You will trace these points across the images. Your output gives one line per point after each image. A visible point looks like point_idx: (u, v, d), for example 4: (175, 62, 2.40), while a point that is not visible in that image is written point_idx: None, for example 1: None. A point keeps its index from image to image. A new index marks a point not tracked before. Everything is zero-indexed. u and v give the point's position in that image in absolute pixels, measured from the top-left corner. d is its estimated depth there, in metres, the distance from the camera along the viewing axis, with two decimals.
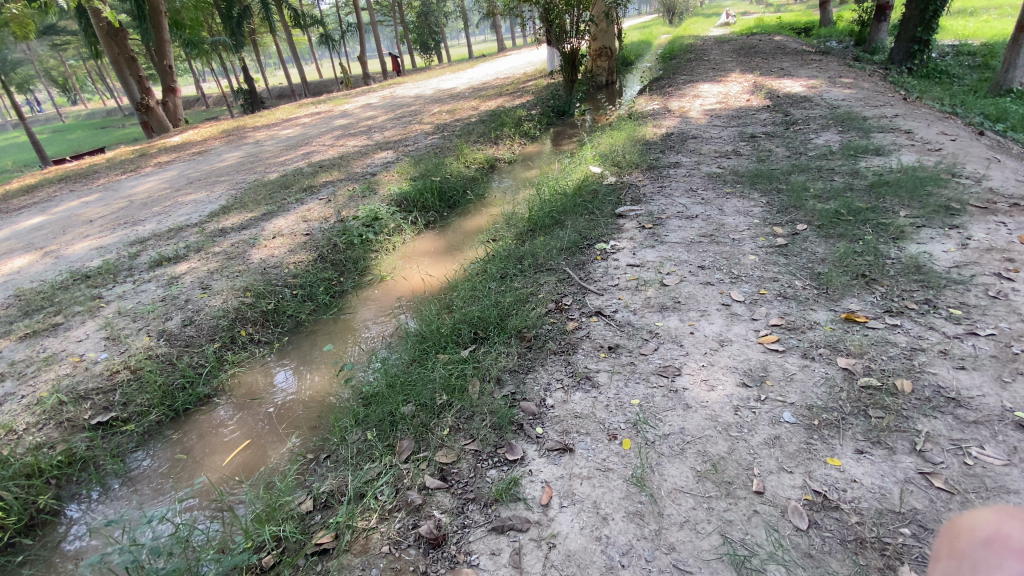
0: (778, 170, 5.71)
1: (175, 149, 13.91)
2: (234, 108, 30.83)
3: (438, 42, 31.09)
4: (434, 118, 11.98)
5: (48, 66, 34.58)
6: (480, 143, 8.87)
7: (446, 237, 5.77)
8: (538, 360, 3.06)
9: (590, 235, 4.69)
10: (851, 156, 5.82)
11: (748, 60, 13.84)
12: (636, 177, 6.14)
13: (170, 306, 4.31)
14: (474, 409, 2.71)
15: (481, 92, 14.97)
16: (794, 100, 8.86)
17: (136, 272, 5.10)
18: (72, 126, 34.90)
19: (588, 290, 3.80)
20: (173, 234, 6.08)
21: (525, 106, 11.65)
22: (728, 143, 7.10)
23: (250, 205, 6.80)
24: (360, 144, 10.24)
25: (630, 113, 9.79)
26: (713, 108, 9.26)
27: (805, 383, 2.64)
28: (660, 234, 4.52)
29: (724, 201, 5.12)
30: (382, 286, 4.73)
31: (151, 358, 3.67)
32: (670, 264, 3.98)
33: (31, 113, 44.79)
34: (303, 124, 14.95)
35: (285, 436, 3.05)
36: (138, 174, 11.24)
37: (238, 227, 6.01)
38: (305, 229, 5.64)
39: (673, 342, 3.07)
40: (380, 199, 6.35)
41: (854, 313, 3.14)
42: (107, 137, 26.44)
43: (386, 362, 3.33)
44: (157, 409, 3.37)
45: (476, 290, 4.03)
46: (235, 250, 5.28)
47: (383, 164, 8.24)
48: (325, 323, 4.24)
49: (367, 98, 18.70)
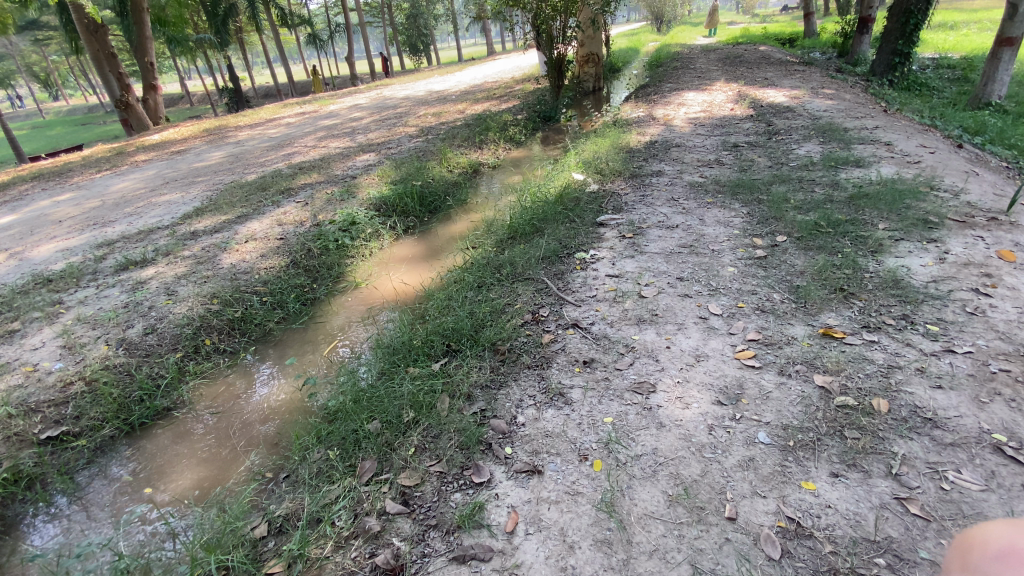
0: (759, 181, 5.70)
1: (153, 148, 13.62)
2: (219, 107, 30.43)
3: (428, 45, 31.00)
4: (418, 121, 11.86)
5: (28, 60, 33.98)
6: (464, 147, 8.78)
7: (426, 242, 5.66)
8: (511, 375, 2.96)
9: (570, 244, 4.61)
10: (831, 168, 5.84)
11: (734, 69, 13.95)
12: (618, 185, 6.10)
13: (133, 313, 4.13)
14: (441, 427, 2.60)
15: (467, 95, 14.89)
16: (777, 110, 8.93)
17: (100, 277, 4.91)
18: (51, 122, 34.13)
19: (565, 300, 3.72)
20: (143, 237, 5.90)
21: (511, 111, 11.59)
22: (711, 152, 7.10)
23: (226, 207, 6.63)
24: (343, 146, 10.08)
25: (615, 119, 9.79)
26: (697, 117, 9.28)
27: (781, 402, 2.58)
28: (640, 244, 4.46)
29: (704, 210, 5.09)
30: (357, 293, 4.61)
31: (108, 369, 3.50)
32: (649, 275, 3.92)
33: (9, 109, 43.84)
34: (286, 124, 14.75)
35: (245, 452, 2.92)
36: (113, 173, 10.98)
37: (210, 230, 5.83)
38: (279, 234, 5.49)
39: (649, 357, 3.00)
40: (358, 202, 6.22)
41: (831, 329, 3.10)
42: (87, 134, 25.96)
43: (354, 375, 3.22)
44: (110, 423, 3.20)
45: (452, 299, 3.93)
46: (206, 254, 5.12)
47: (364, 166, 8.11)
48: (295, 332, 4.11)
49: (354, 99, 18.51)
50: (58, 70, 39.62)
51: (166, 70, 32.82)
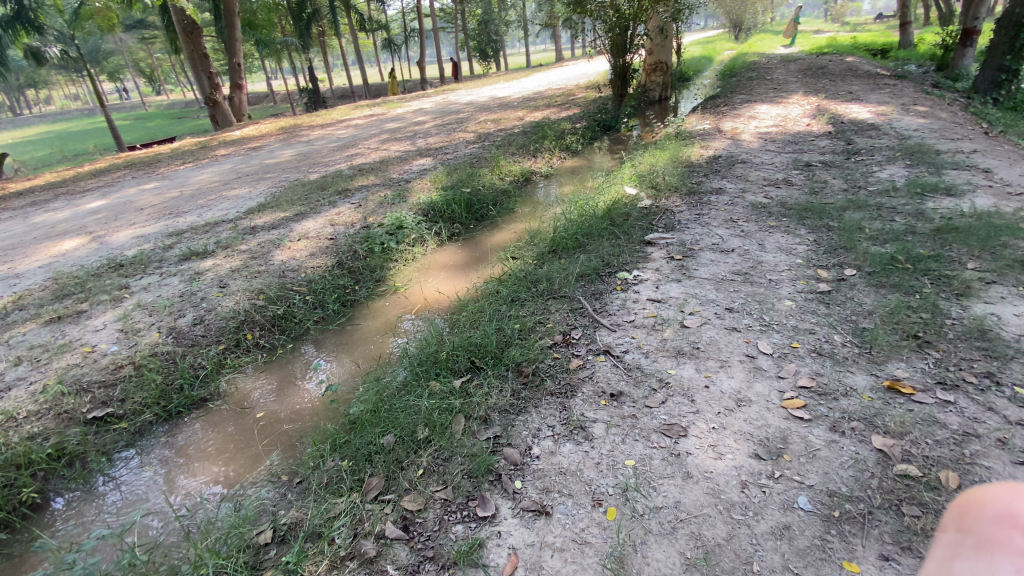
0: (831, 205, 5.24)
1: (233, 143, 14.55)
2: (297, 107, 32.26)
3: (497, 51, 31.37)
4: (478, 127, 11.97)
5: (141, 59, 37.53)
6: (518, 155, 8.73)
7: (468, 250, 5.64)
8: (532, 401, 2.83)
9: (612, 263, 4.42)
10: (917, 195, 5.27)
11: (815, 81, 13.08)
12: (673, 202, 5.80)
13: (186, 303, 4.35)
14: (453, 451, 2.51)
15: (529, 102, 14.85)
16: (859, 127, 8.24)
17: (165, 265, 5.23)
18: (152, 115, 37.48)
19: (600, 324, 3.54)
20: (208, 229, 6.25)
21: (571, 119, 11.42)
22: (780, 171, 6.62)
23: (286, 204, 6.93)
24: (402, 149, 10.32)
25: (678, 131, 9.41)
26: (768, 132, 8.73)
27: (829, 464, 2.29)
28: (689, 268, 4.19)
29: (765, 235, 4.73)
30: (394, 298, 4.64)
31: (156, 356, 3.69)
32: (694, 302, 3.66)
33: (120, 101, 48.62)
34: (353, 125, 15.35)
35: (265, 452, 2.97)
36: (195, 165, 11.82)
37: (268, 226, 6.10)
38: (329, 233, 5.64)
39: (684, 396, 2.77)
40: (408, 206, 6.30)
41: (898, 382, 2.74)
42: (182, 127, 28.28)
43: (378, 383, 3.20)
44: (151, 408, 3.37)
45: (484, 313, 3.85)
46: (260, 250, 5.35)
47: (419, 171, 8.26)
48: (331, 333, 4.18)
49: (421, 102, 18.99)
50: (163, 67, 43.46)
51: (254, 70, 35.20)
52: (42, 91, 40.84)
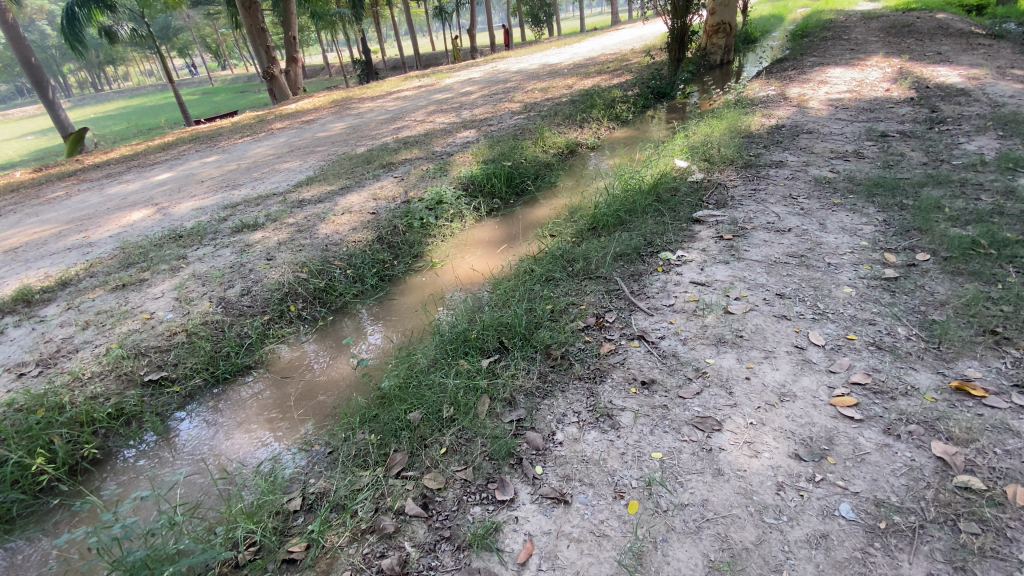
0: (906, 181, 4.75)
1: (288, 116, 14.95)
2: (351, 78, 32.68)
3: (550, 17, 30.30)
4: (525, 96, 11.67)
5: (207, 35, 39.02)
6: (564, 125, 8.44)
7: (507, 226, 5.57)
8: (559, 385, 2.77)
9: (655, 242, 4.22)
10: (1009, 170, 4.68)
11: (899, 40, 11.81)
12: (727, 176, 5.44)
13: (235, 274, 4.54)
14: (476, 432, 2.50)
15: (580, 69, 14.28)
16: (947, 92, 7.39)
17: (219, 236, 5.48)
18: (218, 89, 39.16)
19: (636, 307, 3.40)
20: (259, 201, 6.48)
21: (622, 87, 10.88)
22: (850, 142, 6.05)
23: (332, 177, 7.06)
24: (448, 121, 10.23)
25: (738, 98, 8.77)
26: (839, 98, 7.97)
27: (879, 470, 2.10)
28: (738, 248, 3.93)
29: (827, 213, 4.35)
30: (431, 274, 4.64)
31: (206, 324, 3.89)
32: (741, 287, 3.43)
33: (189, 77, 51.10)
34: (402, 97, 15.38)
35: (300, 422, 3.06)
36: (253, 139, 12.26)
37: (314, 200, 6.24)
38: (372, 208, 5.70)
39: (721, 387, 2.61)
40: (449, 180, 6.26)
41: (969, 383, 2.46)
42: (244, 100, 29.37)
43: (411, 357, 3.23)
44: (201, 373, 3.57)
45: (518, 292, 3.79)
46: (306, 223, 5.49)
47: (463, 143, 8.18)
48: (369, 307, 4.24)
49: (469, 72, 18.73)
50: (227, 41, 45.02)
51: (310, 42, 35.82)
52: (122, 68, 43.47)
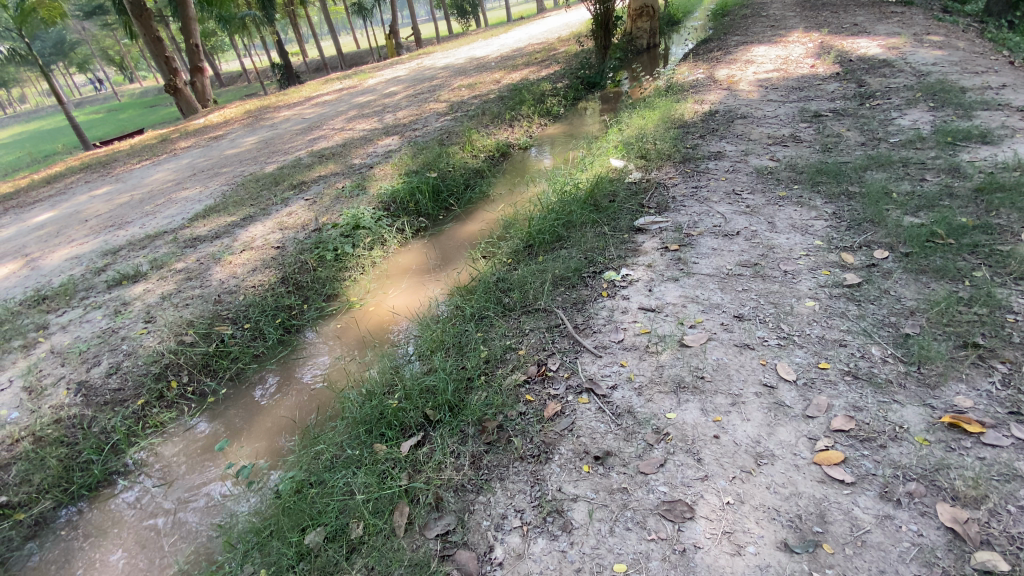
0: (848, 166, 4.53)
1: (195, 133, 13.59)
2: (269, 85, 30.74)
3: (476, 6, 29.33)
4: (452, 94, 11.04)
5: (107, 47, 35.47)
6: (492, 125, 7.88)
7: (437, 247, 4.98)
8: (497, 472, 2.24)
9: (596, 260, 3.77)
10: (948, 145, 4.54)
11: (815, 13, 11.97)
12: (665, 174, 5.07)
13: (104, 346, 3.75)
14: (389, 560, 1.93)
15: (507, 62, 13.72)
16: (871, 65, 7.37)
17: (91, 295, 4.60)
18: (123, 105, 35.97)
19: (582, 348, 2.89)
20: (146, 243, 5.59)
21: (551, 78, 10.39)
22: (785, 125, 5.83)
23: (235, 206, 6.21)
24: (369, 128, 9.42)
25: (668, 84, 8.49)
26: (768, 78, 7.82)
27: (886, 556, 1.71)
28: (687, 260, 3.53)
29: (774, 209, 4.03)
30: (347, 317, 3.99)
31: (60, 423, 3.12)
32: (695, 311, 3.00)
33: (91, 95, 46.79)
34: (322, 103, 14.33)
35: (161, 565, 2.34)
36: (152, 162, 10.97)
37: (211, 236, 5.42)
38: (277, 241, 4.96)
39: (687, 454, 2.16)
40: (367, 199, 5.59)
41: (963, 416, 2.13)
42: (150, 116, 26.94)
43: (316, 443, 2.61)
44: (51, 493, 2.79)
45: (444, 335, 3.20)
46: (199, 268, 4.70)
47: (384, 153, 7.47)
48: (270, 371, 3.54)
49: (394, 71, 17.77)
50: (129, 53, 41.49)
51: (223, 48, 33.32)
52: (9, 88, 39.01)
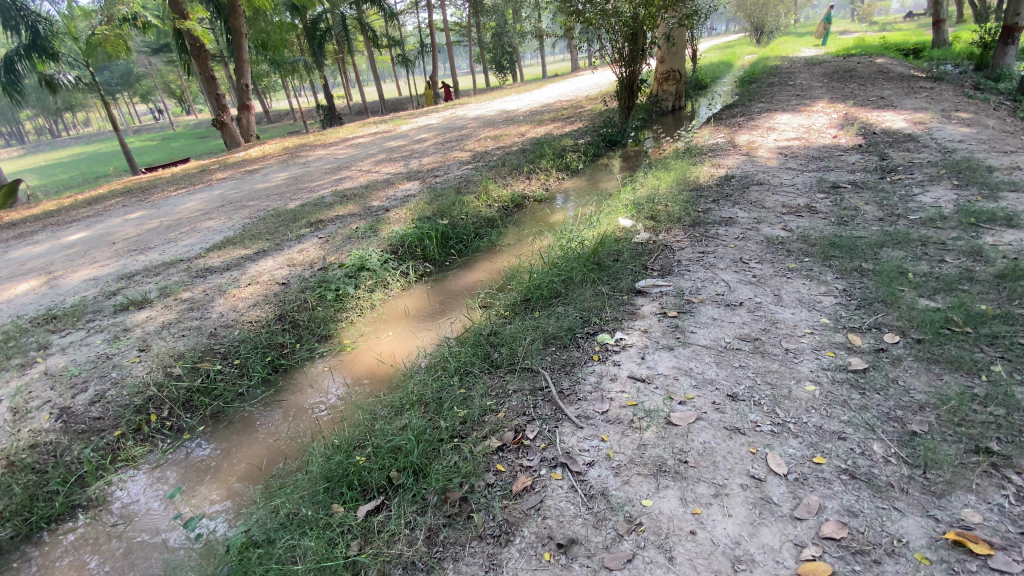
0: (863, 241, 4.39)
1: (233, 166, 14.25)
2: (312, 125, 32.42)
3: (513, 63, 30.69)
4: (477, 144, 11.39)
5: (169, 82, 38.13)
6: (510, 177, 8.02)
7: (438, 292, 4.97)
8: (451, 551, 2.09)
9: (591, 320, 3.67)
10: (970, 226, 4.38)
11: (842, 85, 12.10)
12: (673, 236, 5.01)
13: (95, 372, 3.76)
14: None
15: (535, 116, 14.19)
16: (894, 139, 7.32)
17: (97, 318, 4.70)
18: (176, 135, 38.31)
19: (563, 416, 2.74)
20: (161, 270, 5.74)
21: (573, 134, 10.63)
22: (802, 194, 5.74)
23: (251, 239, 6.37)
24: (393, 172, 9.72)
25: (688, 146, 8.57)
26: (788, 146, 7.81)
27: None
28: (685, 329, 3.40)
29: (782, 281, 3.90)
30: (336, 360, 3.95)
31: (34, 449, 3.09)
32: (687, 386, 2.84)
33: (149, 124, 50.03)
34: (355, 145, 14.94)
35: None
36: (187, 191, 11.48)
37: (223, 267, 5.54)
38: (282, 277, 5.02)
39: (658, 550, 1.97)
40: (376, 241, 5.65)
41: (971, 535, 1.90)
42: (198, 147, 28.52)
43: (274, 498, 2.50)
44: (9, 523, 2.72)
45: (425, 390, 3.10)
46: (203, 299, 4.77)
47: (403, 197, 7.64)
48: (249, 412, 3.47)
49: (428, 118, 18.54)
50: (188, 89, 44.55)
51: (274, 88, 35.51)
52: (76, 114, 42.07)
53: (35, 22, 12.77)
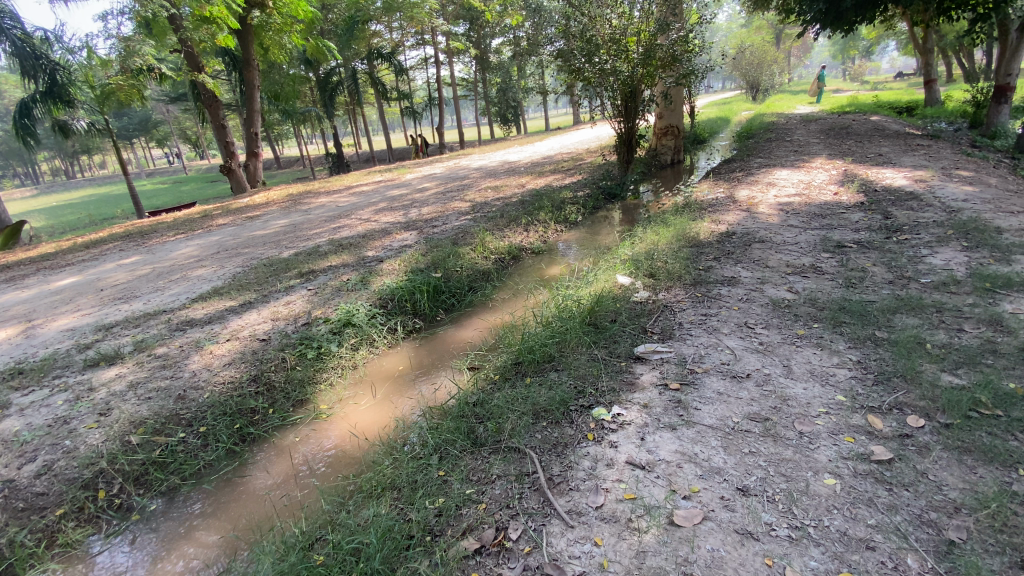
0: (873, 306, 4.16)
1: (235, 211, 14.30)
2: (319, 172, 33.13)
3: (517, 116, 31.59)
4: (477, 194, 11.43)
5: (185, 128, 39.24)
6: (508, 228, 7.92)
7: (424, 351, 4.73)
8: None
9: (586, 391, 3.39)
10: (986, 292, 4.15)
11: (839, 142, 12.26)
12: (674, 296, 4.80)
13: (48, 438, 3.46)
14: None
15: (536, 167, 14.37)
16: (896, 197, 7.23)
17: (65, 375, 4.44)
18: (187, 179, 39.20)
19: (552, 511, 2.42)
20: (141, 321, 5.52)
21: (573, 186, 10.65)
22: (806, 253, 5.57)
23: (239, 289, 6.18)
24: (392, 221, 9.68)
25: (687, 201, 8.51)
26: (789, 202, 7.74)
27: None
28: (687, 405, 3.11)
29: (790, 350, 3.64)
30: (308, 429, 3.66)
31: None
32: (691, 476, 2.54)
33: (161, 167, 51.32)
34: (358, 192, 15.06)
35: None
36: (186, 236, 11.44)
37: (205, 320, 5.32)
38: (263, 332, 4.78)
39: None
40: (366, 294, 5.45)
41: None
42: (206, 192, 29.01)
43: None
44: None
45: (399, 474, 2.79)
46: (178, 355, 4.52)
47: (398, 247, 7.52)
48: (207, 491, 3.15)
49: (431, 167, 18.83)
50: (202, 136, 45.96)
51: (285, 137, 36.57)
52: (91, 158, 43.21)
53: (52, 71, 12.93)
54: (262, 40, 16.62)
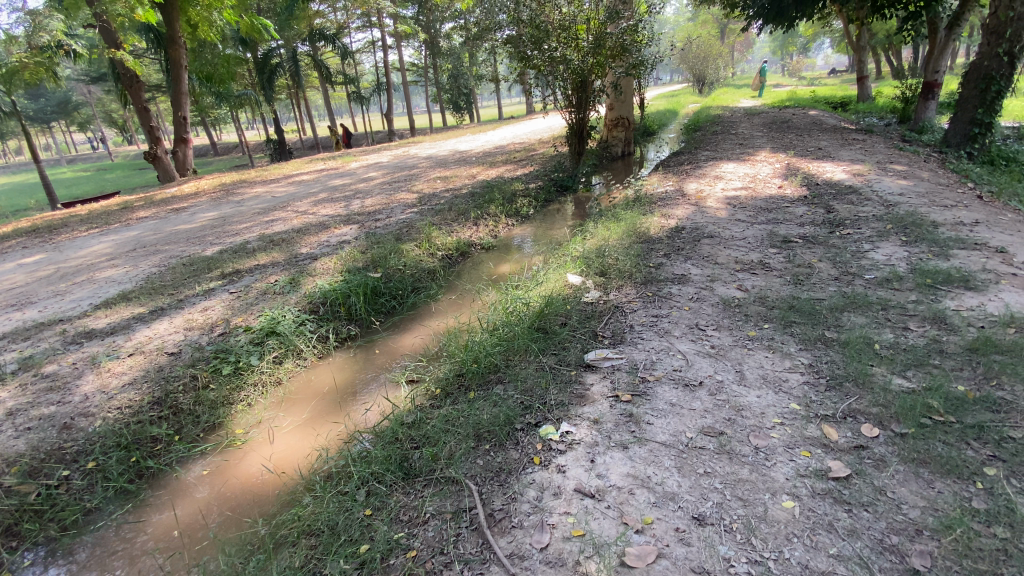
0: (823, 304, 4.10)
1: (160, 203, 13.14)
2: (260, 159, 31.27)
3: (470, 104, 30.91)
4: (425, 185, 10.94)
5: (109, 111, 35.92)
6: (455, 222, 7.54)
7: (360, 363, 4.31)
8: None
9: (533, 406, 3.12)
10: (928, 288, 4.18)
11: (781, 135, 12.57)
12: (625, 296, 4.61)
13: None
14: None
15: (487, 158, 13.98)
16: (837, 190, 7.37)
17: None
18: (112, 167, 36.13)
19: (491, 555, 2.14)
20: (31, 333, 4.80)
21: (524, 178, 10.37)
22: (754, 249, 5.52)
23: (152, 293, 5.52)
24: (332, 214, 9.07)
25: (638, 194, 8.40)
26: (736, 195, 7.76)
27: None
28: (639, 420, 2.90)
29: (742, 353, 3.50)
30: (217, 462, 3.21)
31: None
32: (644, 504, 2.31)
33: (83, 153, 47.23)
34: (298, 182, 14.18)
35: None
36: (100, 230, 10.35)
37: (108, 330, 4.68)
38: (172, 345, 4.23)
39: None
40: (295, 298, 4.96)
41: None
42: (132, 181, 26.74)
43: None
44: None
45: (317, 518, 2.43)
46: (69, 374, 3.92)
47: (337, 243, 7.00)
48: (89, 543, 2.67)
49: (378, 156, 18.04)
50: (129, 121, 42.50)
51: (221, 122, 34.29)
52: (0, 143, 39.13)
53: None
54: (188, 17, 15.31)
